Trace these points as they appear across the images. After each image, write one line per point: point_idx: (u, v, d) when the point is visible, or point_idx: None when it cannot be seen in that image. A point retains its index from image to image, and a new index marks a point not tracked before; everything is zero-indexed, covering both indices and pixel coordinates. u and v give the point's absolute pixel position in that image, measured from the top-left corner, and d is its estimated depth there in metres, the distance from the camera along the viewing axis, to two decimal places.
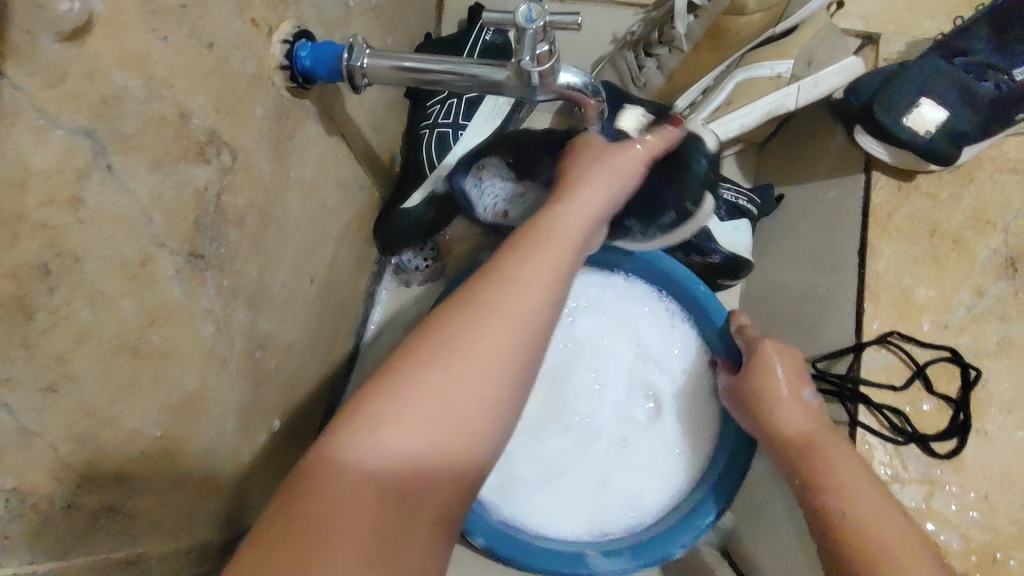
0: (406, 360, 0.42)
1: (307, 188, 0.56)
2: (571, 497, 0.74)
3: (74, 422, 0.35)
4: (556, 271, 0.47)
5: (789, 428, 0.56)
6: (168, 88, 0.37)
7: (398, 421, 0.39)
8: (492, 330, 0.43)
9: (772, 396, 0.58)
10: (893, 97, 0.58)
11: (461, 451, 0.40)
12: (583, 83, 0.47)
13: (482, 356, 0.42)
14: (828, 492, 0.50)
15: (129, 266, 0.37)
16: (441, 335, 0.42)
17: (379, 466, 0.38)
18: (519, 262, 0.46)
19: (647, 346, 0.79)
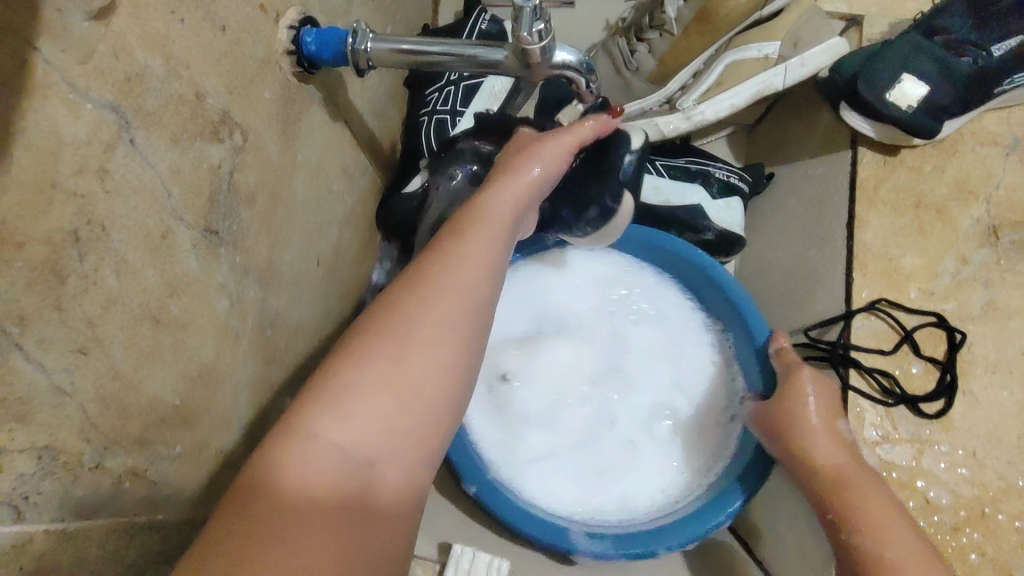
0: (362, 334, 0.43)
1: (313, 171, 0.58)
2: (569, 481, 0.74)
3: (102, 385, 0.37)
4: (493, 251, 0.51)
5: (822, 462, 0.54)
6: (186, 68, 0.39)
7: (360, 392, 0.40)
8: (445, 308, 0.45)
9: (805, 424, 0.56)
10: (877, 73, 0.60)
11: (415, 428, 0.41)
12: (578, 61, 0.49)
13: (434, 332, 0.44)
14: (864, 537, 0.49)
15: (151, 238, 0.39)
16: (400, 310, 0.44)
17: (348, 440, 0.39)
18: (469, 244, 0.49)
19: (691, 373, 0.80)
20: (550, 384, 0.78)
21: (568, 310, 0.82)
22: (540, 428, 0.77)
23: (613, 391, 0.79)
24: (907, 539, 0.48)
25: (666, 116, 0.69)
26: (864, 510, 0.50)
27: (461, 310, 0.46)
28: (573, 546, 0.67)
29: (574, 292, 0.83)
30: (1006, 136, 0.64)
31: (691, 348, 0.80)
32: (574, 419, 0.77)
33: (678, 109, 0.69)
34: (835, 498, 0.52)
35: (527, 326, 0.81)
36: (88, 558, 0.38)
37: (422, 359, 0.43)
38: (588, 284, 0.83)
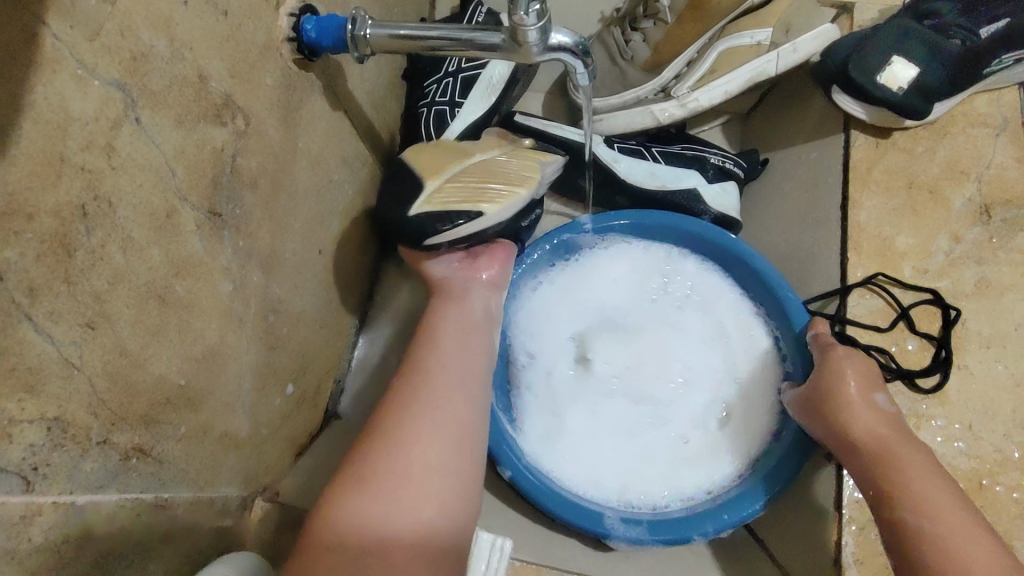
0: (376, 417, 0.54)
1: (314, 159, 0.59)
2: (608, 475, 0.69)
3: (109, 360, 0.38)
4: (467, 336, 0.62)
5: (866, 437, 0.54)
6: (189, 51, 0.40)
7: (368, 463, 0.50)
8: (428, 387, 0.56)
9: (847, 400, 0.55)
10: (869, 56, 0.61)
11: (416, 482, 0.50)
12: (573, 43, 0.49)
13: (425, 408, 0.54)
14: (912, 512, 0.48)
15: (156, 216, 0.40)
16: (396, 395, 0.56)
17: (367, 499, 0.48)
18: (443, 336, 0.61)
19: (736, 359, 0.72)
20: (581, 374, 0.73)
21: (603, 299, 0.76)
22: (577, 419, 0.71)
23: (656, 381, 0.72)
24: (956, 514, 0.47)
25: (661, 103, 0.70)
26: (911, 485, 0.50)
27: (448, 383, 0.57)
28: (606, 531, 0.63)
29: (611, 280, 0.77)
30: (996, 117, 0.65)
31: (743, 337, 0.73)
32: (611, 409, 0.71)
33: (673, 96, 0.70)
34: (878, 473, 0.52)
35: (558, 318, 0.76)
36: (96, 532, 0.39)
37: (427, 422, 0.53)
38: (626, 272, 0.77)
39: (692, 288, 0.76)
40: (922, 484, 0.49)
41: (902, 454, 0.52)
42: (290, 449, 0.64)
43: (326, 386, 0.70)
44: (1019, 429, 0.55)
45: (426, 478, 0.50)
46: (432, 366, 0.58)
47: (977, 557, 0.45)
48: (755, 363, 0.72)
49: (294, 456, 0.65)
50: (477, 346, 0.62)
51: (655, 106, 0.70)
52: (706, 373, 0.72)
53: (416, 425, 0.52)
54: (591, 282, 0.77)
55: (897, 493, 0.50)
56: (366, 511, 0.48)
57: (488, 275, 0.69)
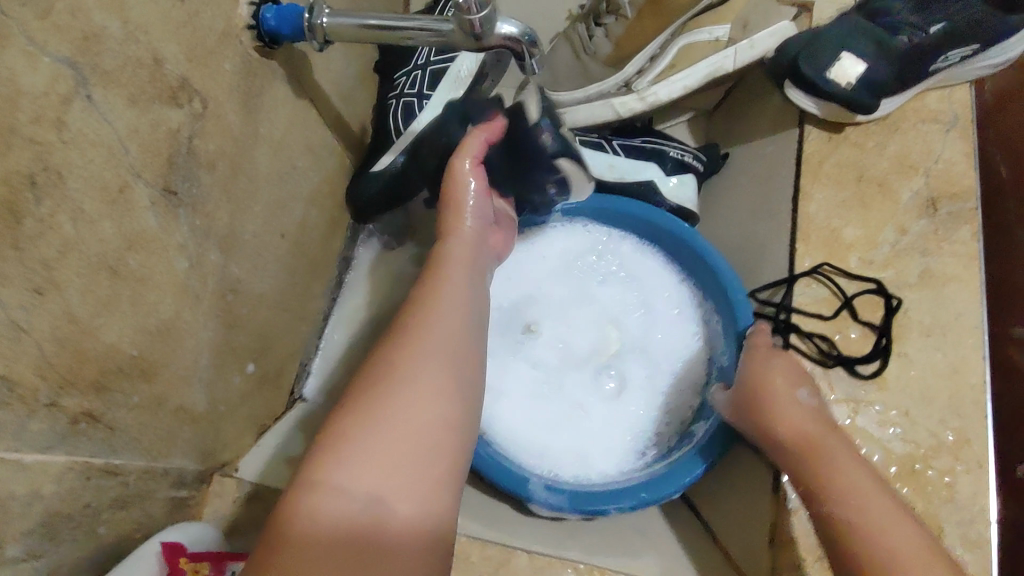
0: (359, 390, 0.49)
1: (276, 146, 0.61)
2: (532, 439, 0.71)
3: (58, 325, 0.40)
4: (462, 303, 0.57)
5: (792, 433, 0.55)
6: (143, 34, 0.42)
7: (355, 442, 0.45)
8: (422, 360, 0.51)
9: (772, 399, 0.57)
10: (819, 51, 0.63)
11: (411, 467, 0.45)
12: (518, 33, 0.51)
13: (420, 382, 0.49)
14: (838, 505, 0.50)
15: (107, 190, 0.42)
16: (382, 363, 0.51)
17: (351, 485, 0.44)
18: (435, 304, 0.56)
19: (659, 342, 0.76)
20: (510, 342, 0.75)
21: (538, 274, 0.78)
22: (503, 386, 0.73)
23: (583, 354, 0.75)
24: (879, 503, 0.49)
25: (621, 97, 0.72)
26: (836, 478, 0.51)
27: (441, 354, 0.52)
28: (529, 495, 0.64)
29: (550, 256, 0.79)
30: (946, 113, 0.66)
31: (671, 320, 0.77)
32: (538, 378, 0.74)
33: (633, 90, 0.72)
34: (804, 468, 0.53)
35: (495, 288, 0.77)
36: (44, 490, 0.40)
37: (430, 374, 0.50)
38: (562, 250, 0.79)
39: (623, 266, 0.79)
40: (847, 475, 0.51)
41: (826, 447, 0.53)
42: (251, 427, 0.65)
43: (291, 368, 0.72)
44: (954, 415, 0.56)
45: (416, 462, 0.46)
46: (424, 333, 0.53)
47: (901, 546, 0.46)
48: (680, 346, 0.76)
49: (255, 434, 0.67)
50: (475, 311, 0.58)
51: (615, 99, 0.72)
52: (631, 350, 0.76)
53: (407, 395, 0.48)
54: (528, 256, 0.78)
55: (823, 487, 0.51)
56: (346, 493, 0.44)
57: (493, 240, 0.69)
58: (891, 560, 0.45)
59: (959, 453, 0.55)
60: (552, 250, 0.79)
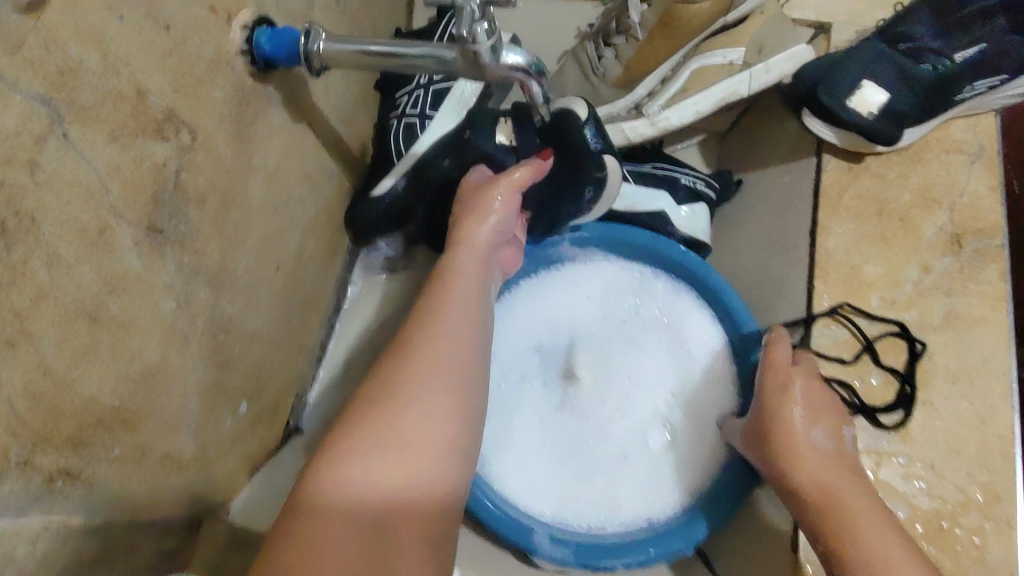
0: (363, 399, 0.51)
1: (271, 175, 0.58)
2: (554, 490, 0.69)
3: (31, 380, 0.36)
4: (464, 311, 0.58)
5: (814, 486, 0.52)
6: (125, 65, 0.39)
7: (356, 454, 0.47)
8: (422, 372, 0.52)
9: (792, 444, 0.54)
10: (836, 80, 0.59)
11: (409, 479, 0.47)
12: (526, 63, 0.47)
13: (418, 394, 0.50)
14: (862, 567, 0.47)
15: (87, 233, 0.39)
16: (385, 373, 0.52)
17: (349, 499, 0.45)
18: (441, 317, 0.57)
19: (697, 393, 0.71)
20: (544, 388, 0.72)
21: (572, 314, 0.75)
22: (534, 437, 0.70)
23: (622, 403, 0.71)
24: (907, 568, 0.46)
25: (631, 121, 0.69)
26: (861, 541, 0.48)
27: (442, 365, 0.53)
28: (533, 546, 0.65)
29: (584, 295, 0.76)
30: (970, 144, 0.64)
31: (712, 368, 0.71)
32: (573, 428, 0.70)
33: (644, 114, 0.68)
34: (827, 526, 0.50)
35: (525, 327, 0.74)
36: (17, 556, 0.37)
37: (434, 392, 0.51)
38: (597, 287, 0.76)
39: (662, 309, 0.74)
40: (870, 532, 0.48)
41: (853, 504, 0.50)
42: (242, 466, 0.63)
43: (285, 402, 0.69)
44: (982, 468, 0.54)
45: (413, 472, 0.48)
46: (426, 343, 0.54)
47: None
48: (722, 398, 0.71)
49: (246, 474, 0.64)
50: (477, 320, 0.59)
51: (624, 124, 0.68)
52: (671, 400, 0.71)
53: (407, 408, 0.49)
54: (560, 294, 0.76)
55: (846, 553, 0.48)
56: (345, 503, 0.45)
57: (501, 255, 0.68)
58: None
59: (989, 511, 0.52)
60: (587, 289, 0.76)
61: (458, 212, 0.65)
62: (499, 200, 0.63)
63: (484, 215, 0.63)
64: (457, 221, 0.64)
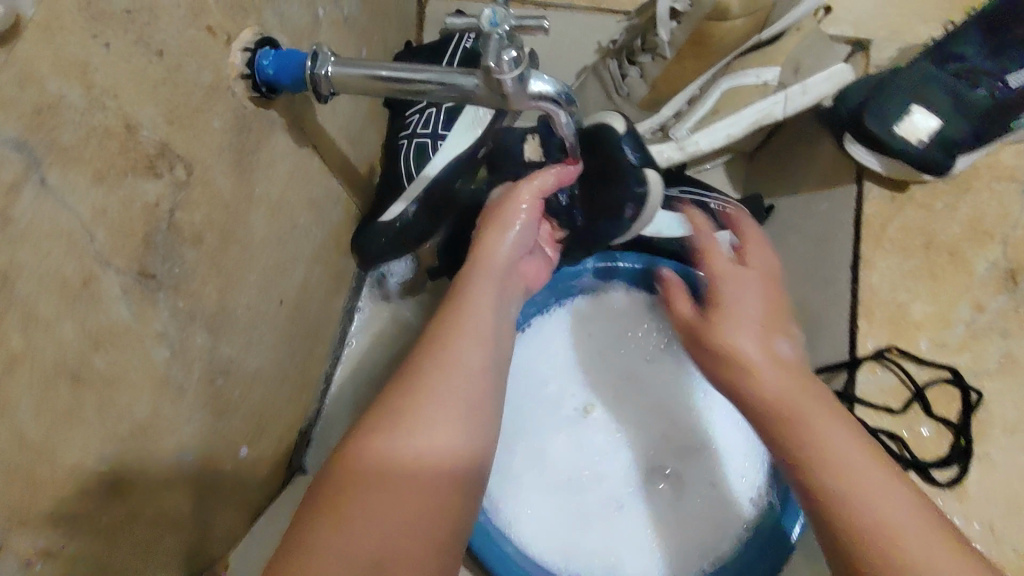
0: (363, 437, 0.45)
1: (274, 205, 0.54)
2: (563, 535, 0.70)
3: (5, 456, 0.32)
4: (478, 333, 0.53)
5: (784, 422, 0.46)
6: (112, 98, 0.35)
7: (360, 507, 0.42)
8: (434, 406, 0.47)
9: (758, 371, 0.49)
10: (881, 104, 0.56)
11: (418, 528, 0.43)
12: (557, 93, 0.43)
13: (428, 431, 0.46)
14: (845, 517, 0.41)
15: (69, 286, 0.35)
16: (389, 410, 0.47)
17: (352, 559, 0.40)
18: (455, 343, 0.51)
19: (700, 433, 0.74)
20: (551, 423, 0.74)
21: (581, 352, 0.77)
22: (540, 470, 0.72)
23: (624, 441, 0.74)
24: (895, 508, 0.40)
25: (658, 144, 0.65)
26: (843, 481, 0.42)
27: (452, 398, 0.48)
28: None
29: (588, 336, 0.78)
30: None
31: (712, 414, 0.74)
32: (576, 464, 0.72)
33: (671, 138, 0.65)
34: (806, 471, 0.44)
35: (536, 360, 0.76)
36: None
37: (445, 424, 0.46)
38: (605, 326, 0.78)
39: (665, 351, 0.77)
40: (841, 446, 0.43)
41: (835, 445, 0.43)
42: (244, 514, 0.59)
43: (289, 440, 0.65)
44: None
45: (417, 520, 0.43)
46: (436, 369, 0.49)
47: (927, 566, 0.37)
48: (723, 442, 0.73)
49: (247, 522, 0.60)
50: (491, 342, 0.53)
51: (652, 148, 0.64)
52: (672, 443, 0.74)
53: (416, 450, 0.45)
54: (570, 330, 0.78)
55: (817, 481, 0.43)
56: (344, 559, 0.40)
57: (523, 271, 0.64)
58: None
59: None
60: (594, 331, 0.78)
61: (481, 224, 0.62)
62: (524, 208, 0.60)
63: (505, 228, 0.60)
64: (480, 236, 0.60)
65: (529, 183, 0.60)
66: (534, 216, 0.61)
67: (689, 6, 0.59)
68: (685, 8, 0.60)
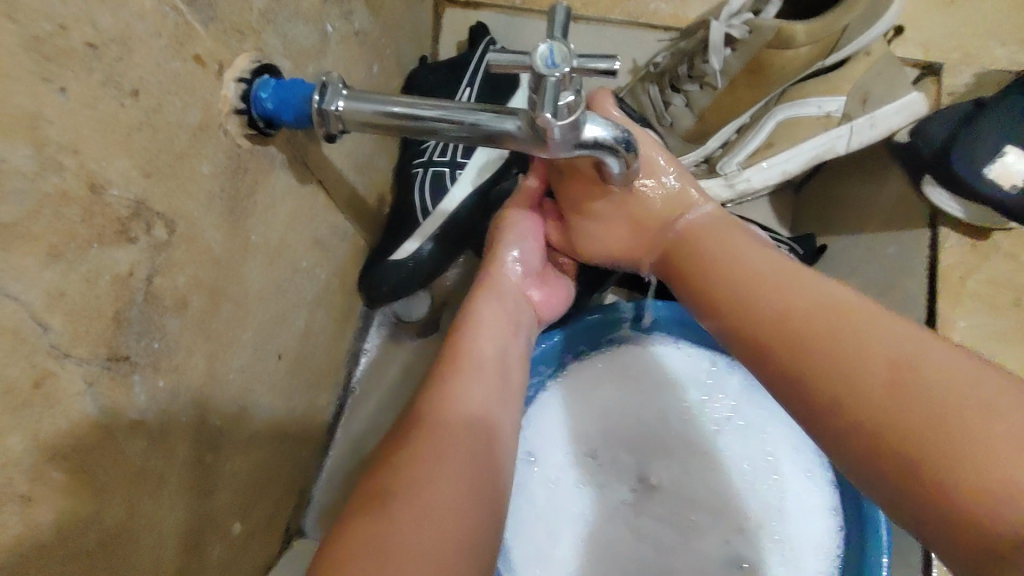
0: (366, 501, 0.37)
1: (273, 252, 0.47)
2: None
3: None
4: (492, 375, 0.47)
5: (766, 305, 0.40)
6: (71, 154, 0.28)
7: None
8: (454, 462, 0.40)
9: (720, 256, 0.45)
10: (973, 143, 0.49)
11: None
12: (612, 138, 0.37)
13: (443, 481, 0.38)
14: (844, 371, 0.34)
15: (15, 393, 0.27)
16: (395, 467, 0.39)
17: None
18: (463, 387, 0.45)
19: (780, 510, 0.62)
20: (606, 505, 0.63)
21: (624, 402, 0.66)
22: (593, 562, 0.61)
23: (695, 527, 0.62)
24: (890, 327, 0.35)
25: (704, 179, 0.61)
26: (832, 331, 0.36)
27: (468, 458, 0.41)
28: None
29: (638, 388, 0.66)
30: None
31: (791, 488, 0.62)
32: (641, 558, 0.61)
33: (719, 173, 0.61)
34: (810, 356, 0.36)
35: (582, 426, 0.65)
36: None
37: (459, 480, 0.39)
38: (662, 384, 0.66)
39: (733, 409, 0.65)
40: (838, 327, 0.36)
41: (822, 298, 0.38)
42: None
43: (288, 503, 0.58)
44: None
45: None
46: (440, 418, 0.43)
47: (942, 387, 0.31)
48: (806, 521, 0.61)
49: None
50: (504, 390, 0.47)
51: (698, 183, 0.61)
52: (757, 535, 0.61)
53: (429, 510, 0.36)
54: (621, 391, 0.66)
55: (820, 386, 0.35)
56: None
57: (537, 298, 0.57)
58: (946, 402, 0.30)
59: None
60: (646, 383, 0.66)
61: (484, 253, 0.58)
62: (518, 221, 0.56)
63: (503, 248, 0.55)
64: (484, 264, 0.56)
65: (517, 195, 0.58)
66: (533, 231, 0.57)
67: (748, 33, 0.55)
68: (743, 35, 0.55)
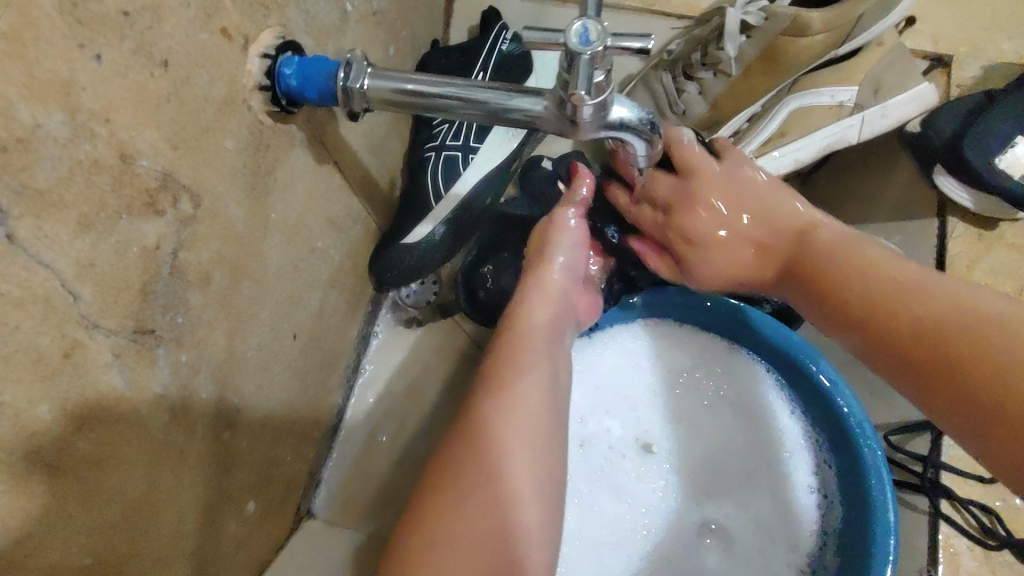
0: (430, 491, 0.41)
1: (290, 231, 0.47)
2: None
3: None
4: (535, 363, 0.47)
5: (930, 321, 0.41)
6: (103, 122, 0.28)
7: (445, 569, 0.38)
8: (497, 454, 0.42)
9: (859, 262, 0.47)
10: (985, 134, 0.50)
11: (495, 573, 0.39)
12: (638, 120, 0.37)
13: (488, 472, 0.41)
14: (998, 395, 0.37)
15: (45, 362, 0.27)
16: (449, 457, 0.42)
17: None
18: (510, 375, 0.46)
19: (774, 487, 0.63)
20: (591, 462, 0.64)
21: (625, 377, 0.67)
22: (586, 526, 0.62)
23: (682, 493, 0.64)
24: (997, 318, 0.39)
25: None
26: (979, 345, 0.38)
27: (521, 447, 0.43)
28: None
29: (640, 366, 0.67)
30: None
31: (786, 466, 0.63)
32: (636, 529, 0.63)
33: None
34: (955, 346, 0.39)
35: (572, 396, 0.65)
36: None
37: (512, 470, 0.42)
38: (661, 359, 0.67)
39: (735, 391, 0.66)
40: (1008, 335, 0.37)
41: (979, 313, 0.39)
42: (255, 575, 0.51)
43: (299, 484, 0.58)
44: None
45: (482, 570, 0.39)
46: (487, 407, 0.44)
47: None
48: (794, 499, 0.63)
49: None
50: (555, 378, 0.48)
51: None
52: (751, 509, 0.63)
53: (475, 500, 0.40)
54: (620, 363, 0.67)
55: (989, 378, 0.37)
56: None
57: (580, 304, 0.57)
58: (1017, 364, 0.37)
59: None
60: (647, 362, 0.67)
61: (529, 255, 0.57)
62: (566, 220, 0.56)
63: (553, 252, 0.54)
64: (531, 266, 0.55)
65: (566, 199, 0.57)
66: (579, 231, 0.56)
67: (764, 20, 0.55)
68: (759, 22, 0.55)
